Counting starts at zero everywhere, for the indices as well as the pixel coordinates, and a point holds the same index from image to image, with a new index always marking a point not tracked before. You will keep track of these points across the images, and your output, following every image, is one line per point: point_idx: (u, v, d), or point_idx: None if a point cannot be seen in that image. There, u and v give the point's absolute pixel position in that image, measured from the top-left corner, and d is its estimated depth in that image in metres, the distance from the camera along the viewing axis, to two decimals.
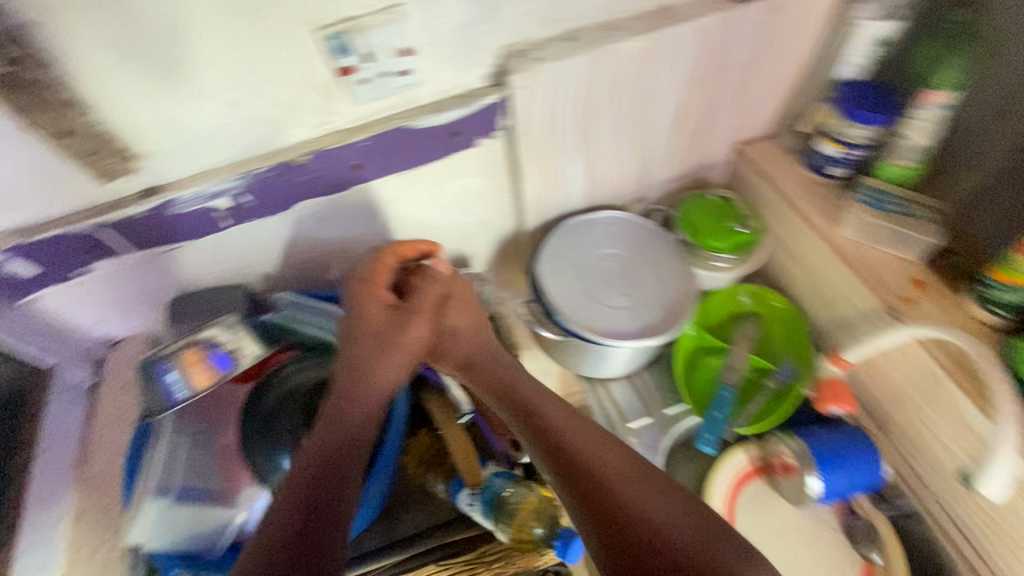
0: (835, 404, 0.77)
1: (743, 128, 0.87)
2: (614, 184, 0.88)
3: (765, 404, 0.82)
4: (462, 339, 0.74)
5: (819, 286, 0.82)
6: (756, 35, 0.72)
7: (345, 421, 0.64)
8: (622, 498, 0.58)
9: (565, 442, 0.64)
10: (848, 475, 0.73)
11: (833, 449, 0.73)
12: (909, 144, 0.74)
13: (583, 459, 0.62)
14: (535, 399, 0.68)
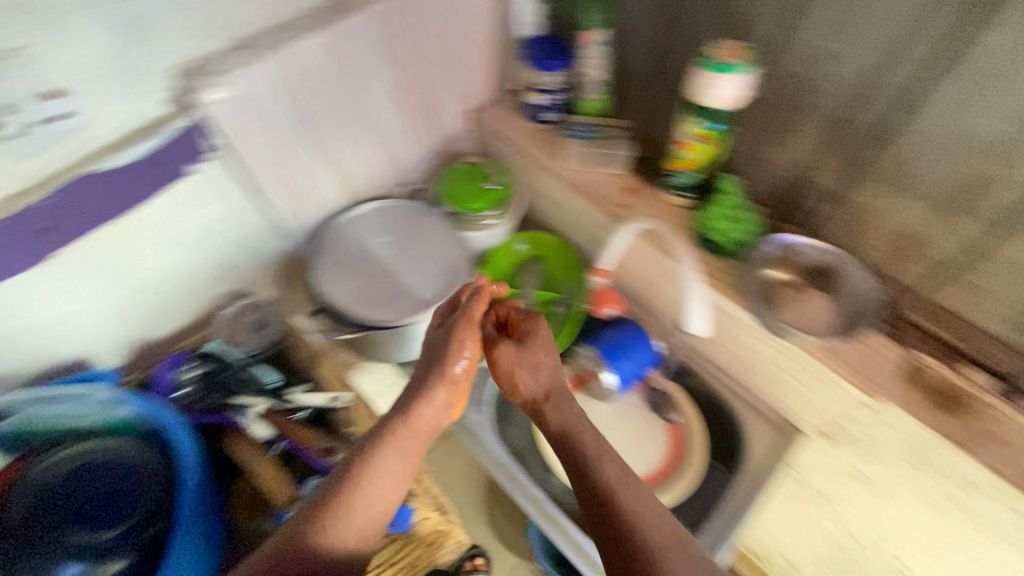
0: (606, 306, 0.89)
1: (468, 99, 0.96)
2: (369, 177, 0.91)
3: (558, 327, 0.93)
4: (540, 366, 0.69)
5: (570, 215, 0.95)
6: (433, 14, 0.80)
7: (377, 459, 0.60)
8: (620, 508, 0.57)
9: (581, 449, 0.63)
10: (632, 360, 0.85)
11: (614, 342, 0.85)
12: (589, 80, 0.87)
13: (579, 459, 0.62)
14: (562, 403, 0.68)
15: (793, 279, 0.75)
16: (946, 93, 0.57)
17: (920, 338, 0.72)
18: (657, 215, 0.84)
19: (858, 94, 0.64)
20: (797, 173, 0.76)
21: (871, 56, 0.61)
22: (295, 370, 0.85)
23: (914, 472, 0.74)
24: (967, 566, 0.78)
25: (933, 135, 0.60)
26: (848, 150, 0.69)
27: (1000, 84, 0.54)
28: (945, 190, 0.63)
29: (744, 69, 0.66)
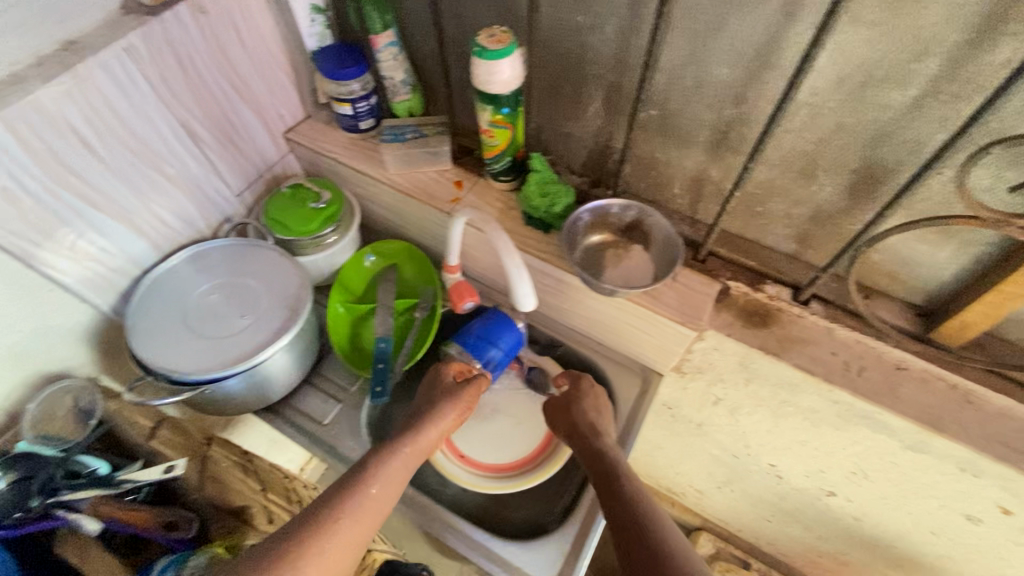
0: (464, 302, 0.86)
1: (274, 121, 0.93)
2: (178, 223, 0.85)
3: (419, 335, 0.92)
4: (578, 414, 0.78)
5: (407, 218, 0.95)
6: (202, 38, 0.75)
7: (384, 472, 0.66)
8: (638, 508, 0.62)
9: (608, 463, 0.70)
10: (494, 352, 0.82)
11: (478, 335, 0.82)
12: (396, 82, 0.87)
13: (605, 461, 0.70)
14: (588, 428, 0.75)
15: (610, 239, 0.82)
16: (681, 49, 0.64)
17: (726, 266, 0.80)
18: (484, 205, 0.86)
19: (618, 61, 0.70)
20: (596, 141, 0.81)
21: (615, 25, 0.66)
22: (123, 444, 0.86)
23: (748, 383, 0.82)
24: (810, 451, 0.89)
25: (685, 88, 0.67)
26: (627, 113, 0.75)
27: (715, 35, 0.61)
28: (709, 134, 0.71)
29: (515, 52, 0.69)
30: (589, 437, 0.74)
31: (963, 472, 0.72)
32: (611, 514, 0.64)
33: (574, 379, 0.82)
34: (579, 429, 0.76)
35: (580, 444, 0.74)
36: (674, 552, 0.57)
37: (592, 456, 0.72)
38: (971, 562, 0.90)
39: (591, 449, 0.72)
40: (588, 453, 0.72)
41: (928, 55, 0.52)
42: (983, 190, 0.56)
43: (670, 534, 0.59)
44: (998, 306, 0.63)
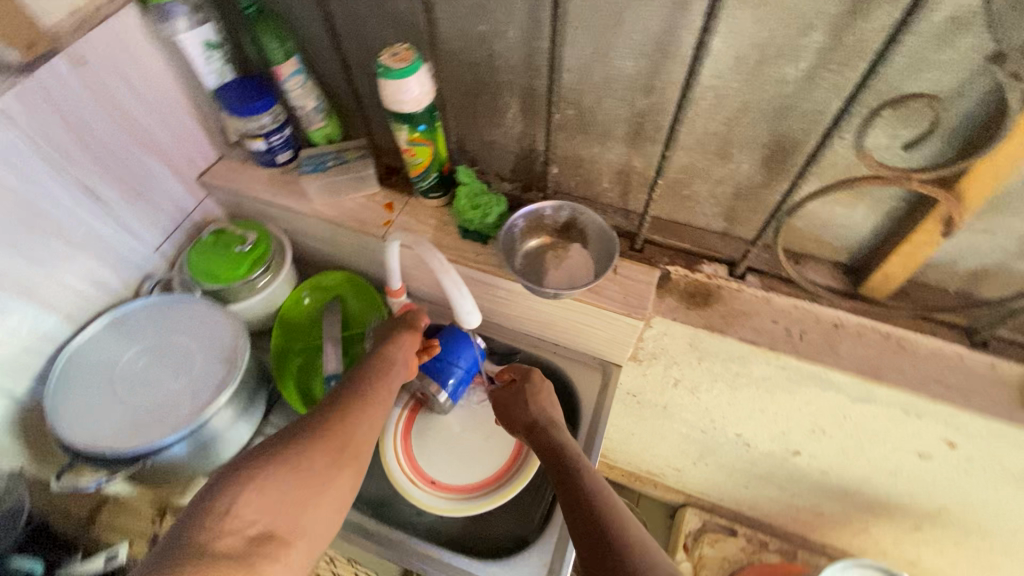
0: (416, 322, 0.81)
1: (184, 165, 0.88)
2: (91, 288, 0.79)
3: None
4: (528, 404, 0.78)
5: (342, 247, 0.92)
6: (86, 90, 0.70)
7: (347, 410, 0.63)
8: (599, 500, 0.61)
9: (567, 459, 0.68)
10: (450, 371, 0.79)
11: (435, 356, 0.79)
12: (308, 110, 0.84)
13: (560, 455, 0.69)
14: (547, 426, 0.74)
15: (548, 241, 0.81)
16: (585, 47, 0.64)
17: (663, 252, 0.81)
18: (417, 224, 0.84)
19: (526, 65, 0.69)
20: (520, 145, 0.81)
21: (517, 30, 0.66)
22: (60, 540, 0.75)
23: (701, 362, 0.84)
24: (770, 416, 0.92)
25: (595, 84, 0.68)
26: (544, 115, 0.75)
27: (614, 30, 0.61)
28: (625, 126, 0.71)
29: (421, 68, 0.67)
30: (547, 434, 0.73)
31: (908, 415, 0.75)
32: (571, 506, 0.62)
33: (523, 373, 0.82)
34: (537, 427, 0.74)
35: (537, 443, 0.73)
36: (638, 542, 0.55)
37: (549, 455, 0.70)
38: (929, 495, 0.95)
39: (550, 447, 0.71)
40: (546, 453, 0.71)
41: (813, 29, 0.54)
42: (881, 149, 0.59)
43: (631, 523, 0.57)
44: (913, 256, 0.66)
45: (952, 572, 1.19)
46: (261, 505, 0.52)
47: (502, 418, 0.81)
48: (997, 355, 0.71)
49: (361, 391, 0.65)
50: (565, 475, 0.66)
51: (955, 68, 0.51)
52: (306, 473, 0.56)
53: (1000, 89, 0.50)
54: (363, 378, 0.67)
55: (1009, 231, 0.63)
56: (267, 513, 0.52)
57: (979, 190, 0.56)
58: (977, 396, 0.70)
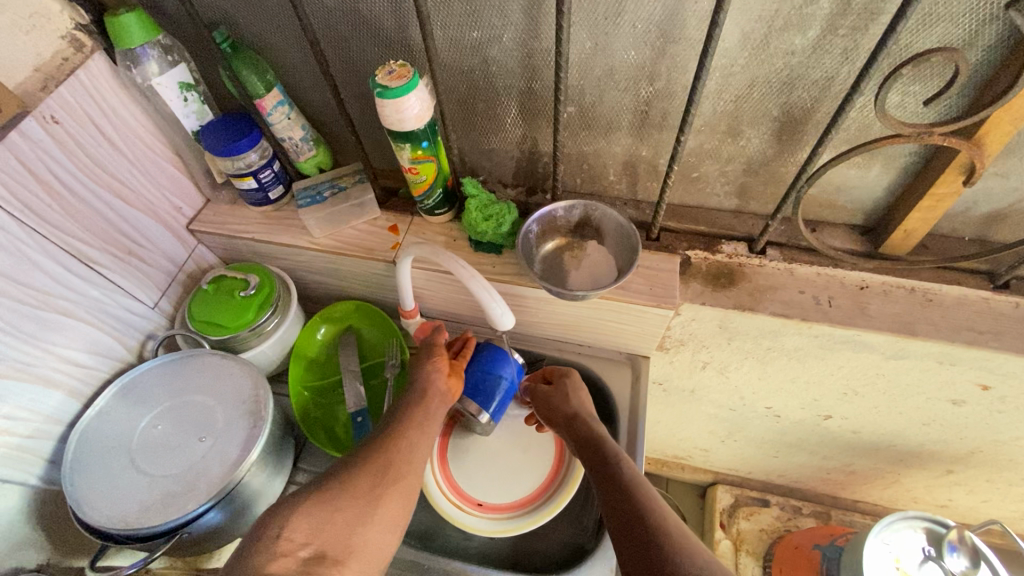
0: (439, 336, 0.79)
1: (173, 215, 0.83)
2: (94, 358, 0.75)
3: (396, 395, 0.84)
4: (566, 399, 0.77)
5: (350, 277, 0.88)
6: (63, 148, 0.66)
7: (386, 440, 0.64)
8: (642, 499, 0.61)
9: (608, 454, 0.68)
10: (495, 381, 0.77)
11: (473, 373, 0.77)
12: (296, 141, 0.81)
13: (600, 450, 0.69)
14: (584, 417, 0.74)
15: (564, 242, 0.79)
16: (585, 41, 0.63)
17: (680, 237, 0.80)
18: (427, 243, 0.81)
19: (524, 67, 0.68)
20: (522, 149, 0.79)
21: (513, 33, 0.64)
22: None
23: (731, 342, 0.83)
24: (801, 385, 0.92)
25: (597, 77, 0.66)
26: (546, 115, 0.73)
27: (614, 21, 0.60)
28: (631, 117, 0.70)
29: (419, 84, 0.65)
30: (585, 425, 0.72)
31: (942, 364, 0.76)
32: (612, 509, 0.62)
33: (561, 370, 0.81)
34: (575, 418, 0.74)
35: (575, 437, 0.72)
36: (682, 546, 0.55)
37: (589, 449, 0.70)
38: (962, 439, 0.96)
39: (590, 441, 0.70)
40: (585, 448, 0.70)
41: None
42: (895, 107, 0.59)
43: (674, 527, 0.58)
44: (933, 209, 0.67)
45: (985, 509, 1.22)
46: (312, 526, 0.53)
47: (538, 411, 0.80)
48: (1020, 294, 0.72)
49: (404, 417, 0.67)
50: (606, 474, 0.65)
51: (965, 19, 0.51)
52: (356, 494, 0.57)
53: (1012, 33, 0.51)
54: (408, 403, 0.69)
55: (1021, 172, 0.64)
56: (317, 534, 0.53)
57: (997, 136, 0.57)
58: (1009, 337, 0.71)
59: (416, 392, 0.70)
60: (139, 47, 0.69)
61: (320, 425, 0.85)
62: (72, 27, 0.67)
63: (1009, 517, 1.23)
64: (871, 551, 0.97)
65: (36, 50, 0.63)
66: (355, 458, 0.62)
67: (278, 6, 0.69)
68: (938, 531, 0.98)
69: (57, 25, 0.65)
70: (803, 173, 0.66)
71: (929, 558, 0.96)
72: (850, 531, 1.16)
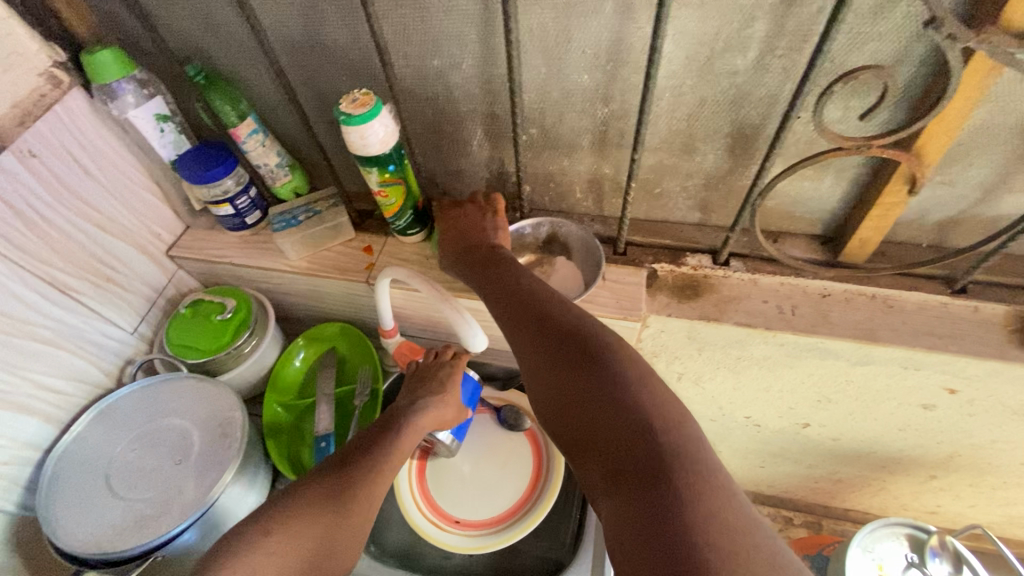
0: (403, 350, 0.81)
1: (152, 242, 0.85)
2: (71, 384, 0.76)
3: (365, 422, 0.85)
4: (504, 270, 0.67)
5: (327, 298, 0.90)
6: (41, 180, 0.68)
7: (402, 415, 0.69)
8: (606, 395, 0.50)
9: (551, 328, 0.57)
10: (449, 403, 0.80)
11: None
12: (271, 167, 0.83)
13: (551, 330, 0.57)
14: (540, 306, 0.60)
15: (533, 258, 0.81)
16: (540, 66, 0.66)
17: (646, 251, 0.82)
18: (400, 262, 0.83)
19: (485, 93, 0.71)
20: (489, 170, 0.82)
21: (471, 60, 0.67)
22: None
23: (701, 352, 0.84)
24: (776, 393, 0.93)
25: (555, 100, 0.69)
26: (509, 137, 0.76)
27: (566, 47, 0.63)
28: (590, 137, 0.73)
29: (382, 110, 0.67)
30: (542, 318, 0.58)
31: (907, 369, 0.77)
32: (576, 430, 0.51)
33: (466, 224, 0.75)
34: (520, 308, 0.60)
35: (528, 339, 0.58)
36: (689, 463, 0.44)
37: (548, 352, 0.55)
38: (939, 444, 0.97)
39: (545, 335, 0.57)
40: (534, 348, 0.57)
41: (755, 19, 0.56)
42: (838, 122, 0.62)
43: (657, 419, 0.47)
44: (884, 217, 0.69)
45: (973, 514, 1.21)
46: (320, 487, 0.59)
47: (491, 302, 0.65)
48: (978, 298, 0.74)
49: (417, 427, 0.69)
50: (566, 378, 0.53)
51: (893, 37, 0.54)
52: (366, 480, 0.61)
53: (936, 51, 0.54)
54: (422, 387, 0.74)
55: (966, 179, 0.66)
56: (303, 562, 0.54)
57: (935, 147, 0.59)
58: (968, 340, 0.72)
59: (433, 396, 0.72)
60: (114, 82, 0.72)
61: (281, 444, 0.85)
62: (49, 66, 0.69)
63: (996, 522, 1.23)
64: (853, 561, 0.96)
65: (15, 87, 0.65)
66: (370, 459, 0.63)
67: (247, 38, 0.72)
68: (920, 536, 0.98)
69: (34, 64, 0.67)
70: (755, 187, 0.68)
71: (912, 565, 0.95)
72: (838, 540, 1.15)
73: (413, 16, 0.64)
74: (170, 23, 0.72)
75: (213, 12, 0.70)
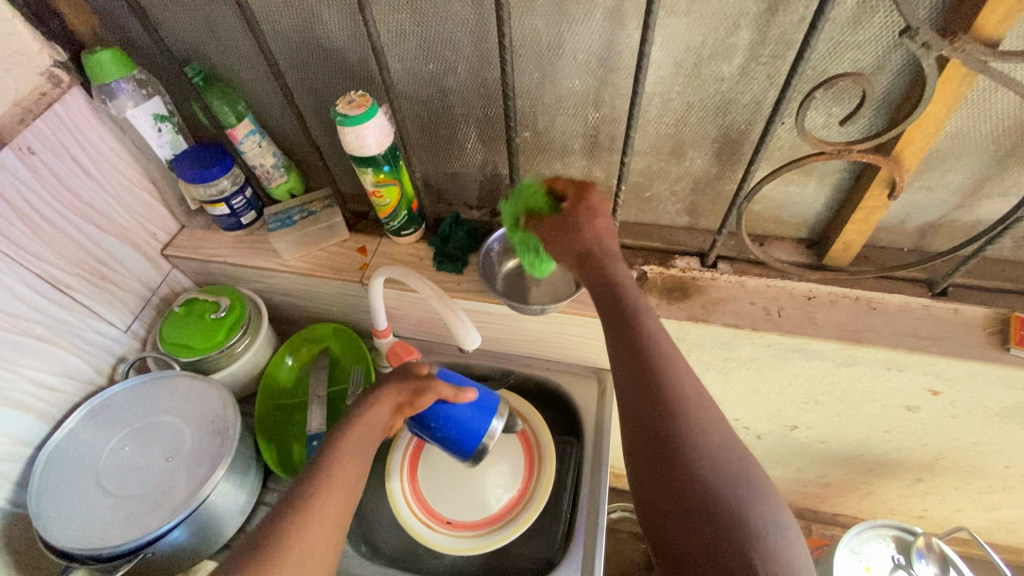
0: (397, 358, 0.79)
1: (147, 241, 0.86)
2: (64, 381, 0.76)
3: None
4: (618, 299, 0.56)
5: (321, 298, 0.91)
6: (39, 176, 0.69)
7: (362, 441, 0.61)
8: (703, 494, 0.45)
9: (664, 399, 0.49)
10: (456, 419, 0.73)
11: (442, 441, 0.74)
12: (267, 167, 0.84)
13: (662, 404, 0.49)
14: (665, 360, 0.51)
15: None
16: (532, 71, 0.68)
17: (636, 254, 0.83)
18: (394, 262, 0.84)
19: (479, 96, 0.72)
20: (483, 173, 0.83)
21: (466, 65, 0.69)
22: None
23: (690, 354, 0.86)
24: (763, 395, 0.94)
25: (547, 104, 0.71)
26: (503, 140, 0.77)
27: (558, 52, 0.65)
28: (582, 141, 0.75)
29: (378, 112, 0.69)
30: (669, 376, 0.50)
31: (890, 370, 0.79)
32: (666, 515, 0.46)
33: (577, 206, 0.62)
34: (642, 350, 0.52)
35: (645, 391, 0.50)
36: None
37: (664, 422, 0.49)
38: (924, 446, 0.98)
39: (657, 404, 0.49)
40: (646, 406, 0.50)
41: (740, 28, 0.58)
42: (820, 128, 0.64)
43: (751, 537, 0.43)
44: (866, 221, 0.71)
45: (960, 518, 1.23)
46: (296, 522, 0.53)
47: (603, 327, 0.56)
48: (958, 300, 0.76)
49: (382, 415, 0.64)
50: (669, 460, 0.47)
51: (871, 47, 0.56)
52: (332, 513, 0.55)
53: (913, 59, 0.56)
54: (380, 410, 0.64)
55: (945, 184, 0.69)
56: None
57: (913, 152, 0.61)
58: (949, 341, 0.74)
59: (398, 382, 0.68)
60: (114, 82, 0.73)
61: (272, 441, 0.85)
62: (50, 66, 0.70)
63: (982, 526, 1.24)
64: (841, 562, 0.97)
65: (15, 86, 0.66)
66: (349, 448, 0.60)
67: (247, 41, 0.73)
68: (906, 538, 0.99)
69: (36, 63, 0.69)
70: (742, 190, 0.70)
71: (899, 566, 0.96)
72: (826, 544, 1.16)
73: (410, 21, 0.66)
74: (170, 25, 0.74)
75: (214, 15, 0.71)
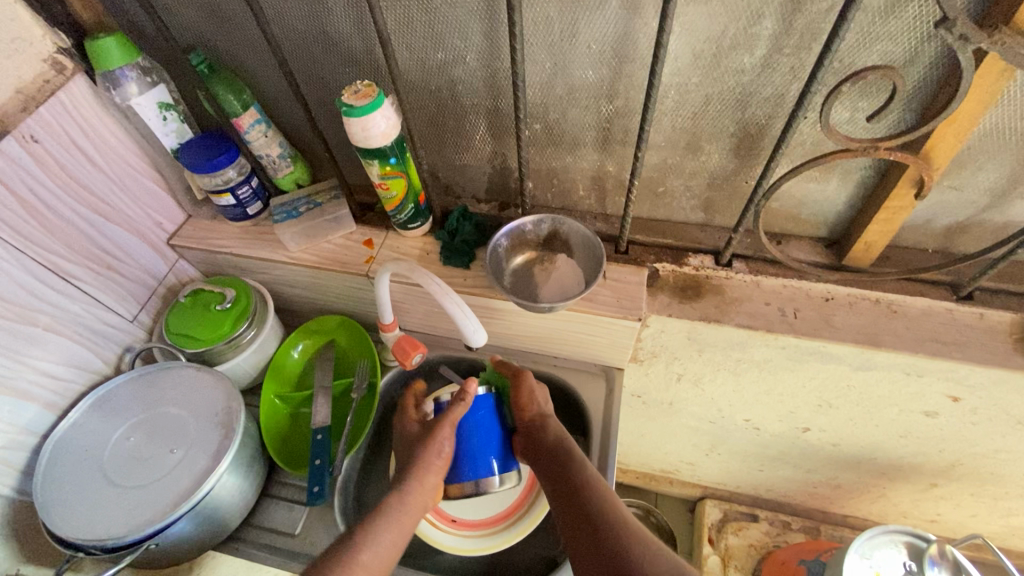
0: (411, 359, 0.79)
1: (154, 231, 0.85)
2: (69, 371, 0.76)
3: (361, 415, 0.85)
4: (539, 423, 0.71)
5: (328, 291, 0.90)
6: (46, 165, 0.68)
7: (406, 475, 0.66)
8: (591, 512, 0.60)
9: (564, 458, 0.66)
10: (479, 430, 0.70)
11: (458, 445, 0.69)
12: (274, 158, 0.83)
13: (562, 463, 0.66)
14: (560, 448, 0.67)
15: (533, 256, 0.80)
16: (544, 61, 0.65)
17: (648, 250, 0.81)
18: (400, 256, 0.82)
19: (489, 86, 0.70)
20: (492, 166, 0.81)
21: (475, 54, 0.67)
22: None
23: (702, 353, 0.84)
24: (776, 396, 0.91)
25: (559, 95, 0.69)
26: (512, 133, 0.75)
27: (571, 41, 0.63)
28: (594, 133, 0.72)
29: (384, 102, 0.67)
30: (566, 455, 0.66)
31: (909, 375, 0.76)
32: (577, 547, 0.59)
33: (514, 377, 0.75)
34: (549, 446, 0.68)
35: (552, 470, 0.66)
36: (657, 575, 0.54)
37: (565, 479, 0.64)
38: (941, 452, 0.96)
39: (558, 463, 0.66)
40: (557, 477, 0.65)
41: (763, 17, 0.56)
42: (845, 123, 0.62)
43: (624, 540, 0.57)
44: (890, 221, 0.68)
45: (973, 524, 1.20)
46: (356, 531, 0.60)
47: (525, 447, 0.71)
48: (984, 305, 0.73)
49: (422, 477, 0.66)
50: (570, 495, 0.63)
51: (903, 38, 0.54)
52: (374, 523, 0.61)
53: (948, 51, 0.53)
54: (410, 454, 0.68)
55: (975, 184, 0.65)
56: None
57: (943, 151, 0.58)
58: (973, 348, 0.71)
59: (427, 453, 0.67)
60: (118, 68, 0.71)
61: (279, 435, 0.85)
62: (54, 52, 0.69)
63: (996, 532, 1.22)
64: (850, 566, 0.96)
65: (17, 73, 0.66)
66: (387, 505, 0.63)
67: (253, 29, 0.72)
68: (919, 545, 0.97)
69: (39, 49, 0.67)
70: (760, 187, 0.67)
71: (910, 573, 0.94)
72: (834, 546, 1.13)
73: (417, 7, 0.64)
74: (174, 11, 0.72)
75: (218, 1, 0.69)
